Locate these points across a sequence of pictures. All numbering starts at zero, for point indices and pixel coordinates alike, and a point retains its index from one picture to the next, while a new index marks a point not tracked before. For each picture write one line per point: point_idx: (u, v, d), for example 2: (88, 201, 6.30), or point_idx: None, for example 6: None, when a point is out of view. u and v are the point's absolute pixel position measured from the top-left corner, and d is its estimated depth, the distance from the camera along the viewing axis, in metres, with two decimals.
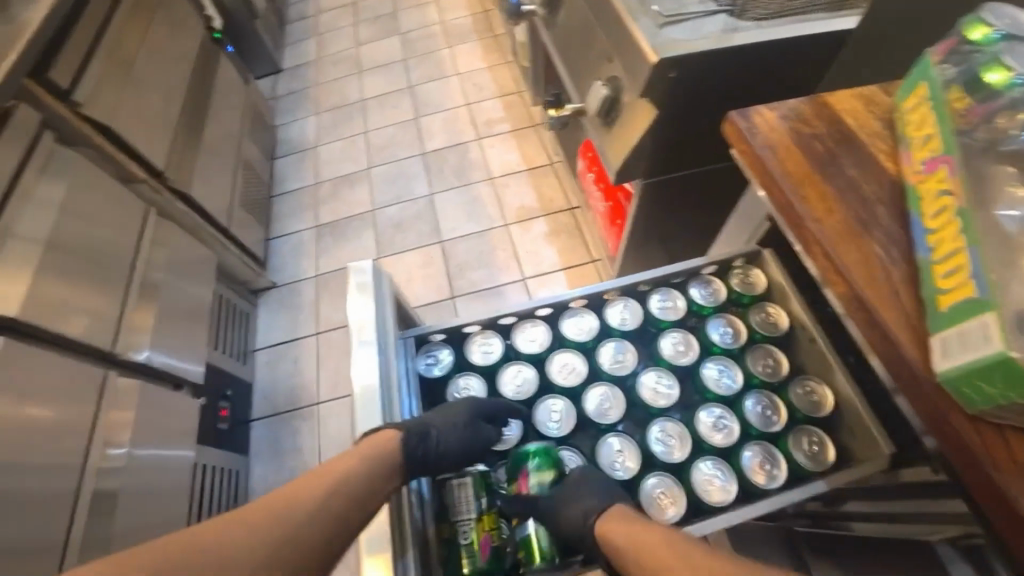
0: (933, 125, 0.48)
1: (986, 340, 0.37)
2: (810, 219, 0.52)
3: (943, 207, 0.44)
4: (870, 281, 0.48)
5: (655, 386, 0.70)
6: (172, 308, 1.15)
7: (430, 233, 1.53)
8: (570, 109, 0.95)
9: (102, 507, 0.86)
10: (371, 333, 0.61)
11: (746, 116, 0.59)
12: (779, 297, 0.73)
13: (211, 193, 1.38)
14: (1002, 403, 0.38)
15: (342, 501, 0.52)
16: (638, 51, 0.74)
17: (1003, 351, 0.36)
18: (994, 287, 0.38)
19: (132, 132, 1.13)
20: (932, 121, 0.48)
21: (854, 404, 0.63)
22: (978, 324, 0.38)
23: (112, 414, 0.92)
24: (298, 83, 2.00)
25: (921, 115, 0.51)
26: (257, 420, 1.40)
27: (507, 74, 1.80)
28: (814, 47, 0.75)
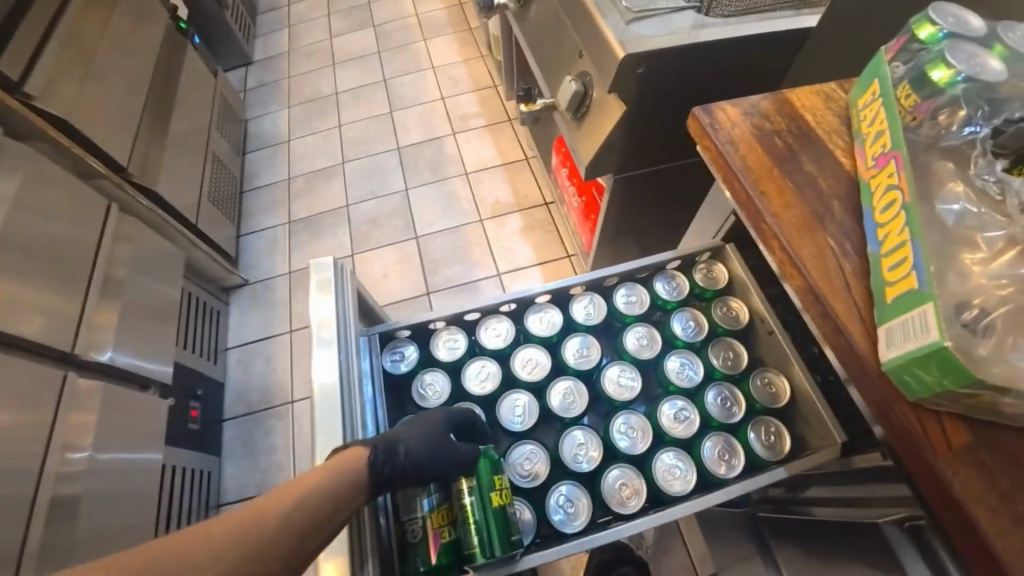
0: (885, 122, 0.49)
1: (925, 329, 0.38)
2: (768, 214, 0.53)
3: (892, 201, 0.45)
4: (823, 274, 0.49)
5: (619, 380, 0.70)
6: (137, 308, 1.12)
7: (405, 228, 1.51)
8: (541, 103, 0.95)
9: (63, 512, 0.83)
10: (331, 330, 0.61)
11: (709, 112, 0.60)
12: (740, 290, 0.74)
13: (178, 189, 1.35)
14: (939, 390, 0.39)
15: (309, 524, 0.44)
16: (606, 46, 0.74)
17: (939, 340, 0.37)
18: (933, 279, 0.40)
19: (92, 126, 1.09)
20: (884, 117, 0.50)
21: (811, 395, 0.65)
22: (916, 314, 0.39)
23: (73, 417, 0.90)
24: (269, 75, 1.96)
25: (874, 111, 0.52)
26: (229, 420, 1.38)
27: (482, 68, 1.78)
28: (777, 45, 0.77)
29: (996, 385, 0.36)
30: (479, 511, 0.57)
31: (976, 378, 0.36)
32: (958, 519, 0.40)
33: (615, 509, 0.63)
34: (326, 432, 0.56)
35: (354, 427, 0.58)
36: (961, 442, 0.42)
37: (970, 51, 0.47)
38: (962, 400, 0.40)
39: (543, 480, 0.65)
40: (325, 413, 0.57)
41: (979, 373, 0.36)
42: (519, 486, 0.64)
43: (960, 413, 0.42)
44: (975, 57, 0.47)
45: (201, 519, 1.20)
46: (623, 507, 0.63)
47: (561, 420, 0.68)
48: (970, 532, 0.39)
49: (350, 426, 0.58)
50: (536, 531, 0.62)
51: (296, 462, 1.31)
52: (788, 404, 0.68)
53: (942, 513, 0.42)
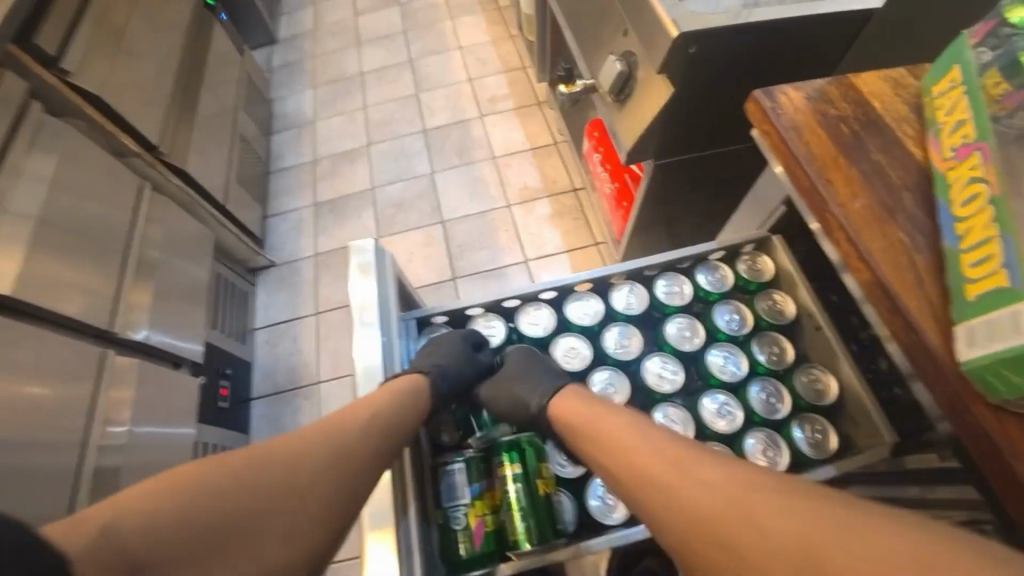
0: (967, 111, 0.47)
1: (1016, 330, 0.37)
2: (835, 205, 0.50)
3: (976, 194, 0.43)
4: (895, 270, 0.47)
5: (660, 372, 0.68)
6: (169, 287, 1.13)
7: (431, 212, 1.50)
8: (581, 85, 0.92)
9: (105, 484, 0.86)
10: (372, 314, 0.60)
11: (771, 96, 0.57)
12: (787, 284, 0.71)
13: (207, 169, 1.35)
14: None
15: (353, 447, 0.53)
16: (657, 24, 0.71)
17: None
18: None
19: (124, 103, 1.09)
20: (966, 106, 0.47)
21: (862, 399, 0.62)
22: (1006, 313, 0.38)
23: (113, 392, 0.91)
24: (294, 55, 1.94)
25: (954, 99, 0.49)
26: (257, 399, 1.40)
27: (511, 49, 1.74)
28: (836, 26, 0.73)
29: None
30: (526, 500, 0.58)
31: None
32: None
33: None
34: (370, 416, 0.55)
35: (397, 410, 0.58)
36: None
37: None
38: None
39: (584, 471, 0.64)
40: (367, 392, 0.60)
41: None
42: (558, 474, 0.64)
43: None
44: None
45: None
46: None
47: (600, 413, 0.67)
48: None
49: None
50: (576, 521, 0.61)
51: None
52: (837, 402, 0.65)
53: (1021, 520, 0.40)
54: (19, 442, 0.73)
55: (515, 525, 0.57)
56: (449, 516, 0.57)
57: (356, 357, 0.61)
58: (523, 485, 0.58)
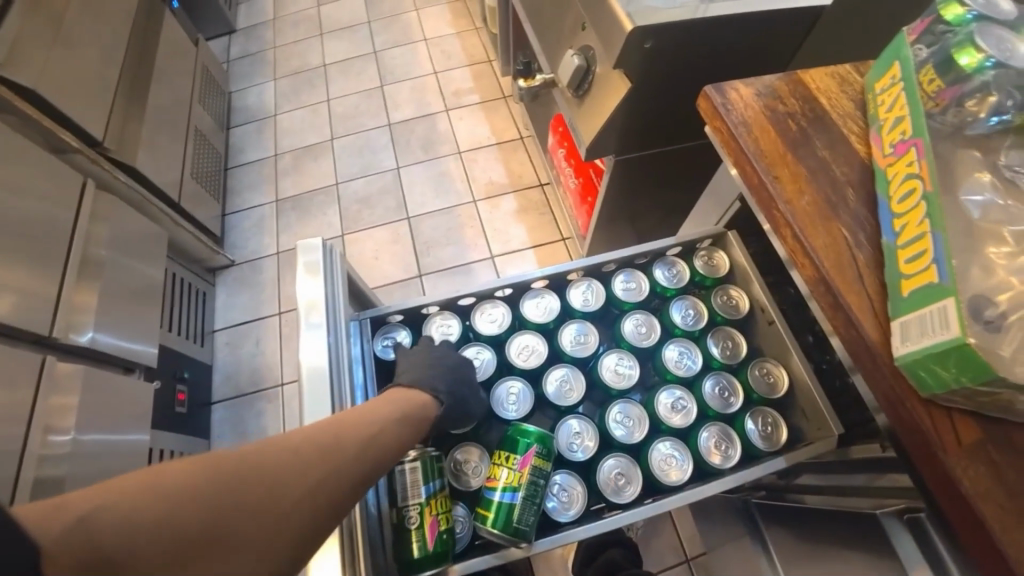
0: (904, 108, 0.47)
1: (945, 325, 0.37)
2: (781, 200, 0.51)
3: (911, 191, 0.43)
4: (836, 265, 0.47)
5: (616, 368, 0.68)
6: (118, 288, 1.09)
7: (396, 208, 1.47)
8: (541, 79, 0.91)
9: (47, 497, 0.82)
10: (320, 314, 0.58)
11: (721, 92, 0.57)
12: (741, 280, 0.72)
13: (159, 164, 1.29)
14: (954, 387, 0.38)
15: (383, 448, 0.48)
16: (612, 18, 0.70)
17: (960, 337, 0.36)
18: (955, 273, 0.38)
19: (64, 96, 1.03)
20: (904, 103, 0.47)
21: (810, 392, 0.63)
22: (936, 309, 0.38)
23: (54, 401, 0.87)
24: (253, 45, 1.87)
25: (894, 96, 0.49)
26: (218, 402, 1.35)
27: (477, 42, 1.72)
28: (788, 23, 0.73)
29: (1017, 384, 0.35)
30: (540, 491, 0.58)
31: (1000, 378, 0.35)
32: (963, 514, 0.40)
33: (609, 497, 0.61)
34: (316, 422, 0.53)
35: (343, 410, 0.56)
36: (971, 439, 0.40)
37: (998, 35, 0.44)
38: (976, 397, 0.39)
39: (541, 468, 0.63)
40: (313, 397, 0.54)
41: (1000, 371, 0.35)
42: None
43: (971, 411, 0.41)
44: (1004, 41, 0.44)
45: None
46: (618, 496, 0.61)
47: (558, 412, 0.66)
48: (979, 528, 0.39)
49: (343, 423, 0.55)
50: None
51: None
52: (786, 395, 0.66)
53: (948, 510, 0.41)
54: None
55: (521, 515, 0.56)
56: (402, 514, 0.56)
57: (300, 359, 0.55)
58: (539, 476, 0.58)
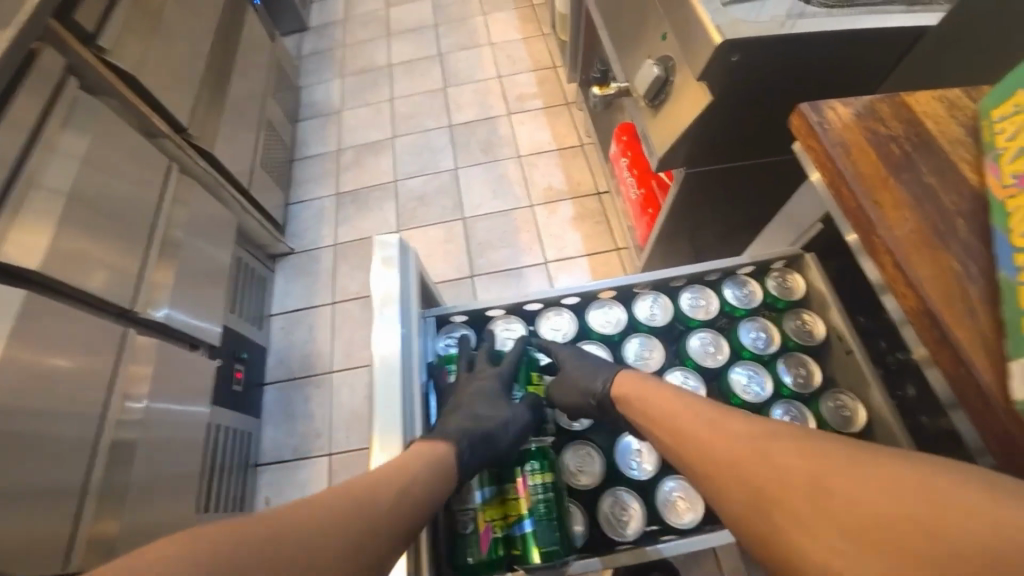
0: None
1: None
2: (883, 228, 0.48)
3: None
4: (946, 300, 0.44)
5: (681, 387, 0.66)
6: (191, 268, 1.14)
7: (452, 208, 1.49)
8: (615, 87, 0.90)
9: (120, 457, 0.87)
10: (394, 306, 0.59)
11: (817, 111, 0.55)
12: (817, 305, 0.69)
13: (234, 153, 1.36)
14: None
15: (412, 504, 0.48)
16: (700, 31, 0.69)
17: None
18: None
19: (157, 85, 1.10)
20: None
21: (891, 427, 0.59)
22: None
23: (130, 368, 0.92)
24: (324, 43, 1.94)
25: (1017, 124, 0.46)
26: (270, 384, 1.41)
27: (543, 48, 1.72)
28: (887, 43, 0.70)
29: None
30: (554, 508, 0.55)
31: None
32: None
33: (670, 521, 0.59)
34: (387, 414, 0.54)
35: (411, 406, 0.57)
36: None
37: None
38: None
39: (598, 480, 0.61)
40: (385, 387, 0.55)
41: None
42: (570, 487, 0.61)
43: None
44: None
45: (240, 476, 1.24)
46: (679, 521, 0.59)
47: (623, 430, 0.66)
48: None
49: (408, 427, 0.55)
50: (585, 535, 0.59)
51: (332, 430, 1.33)
52: (863, 431, 0.63)
53: None
54: (42, 412, 0.74)
55: (545, 537, 0.54)
56: (457, 518, 0.55)
57: (372, 348, 0.56)
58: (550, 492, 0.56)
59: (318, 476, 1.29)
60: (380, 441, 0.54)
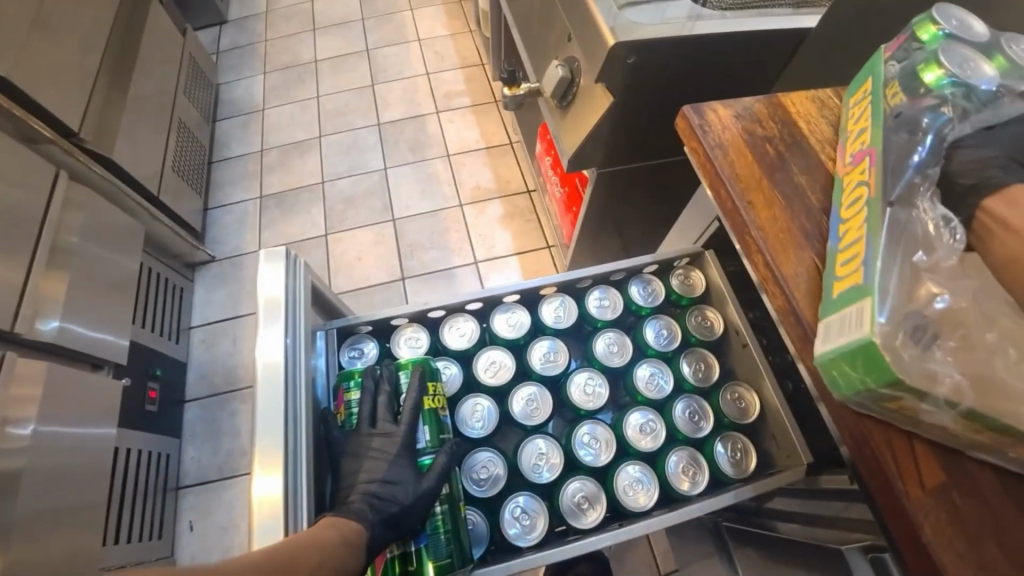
0: (869, 119, 0.48)
1: (859, 322, 0.38)
2: (754, 228, 0.49)
3: (859, 197, 0.45)
4: (807, 296, 0.46)
5: (586, 387, 0.66)
6: (88, 280, 1.06)
7: (381, 210, 1.45)
8: (525, 88, 0.89)
9: (3, 490, 0.78)
10: (281, 311, 0.56)
11: (699, 112, 0.56)
12: (716, 300, 0.71)
13: (139, 157, 1.27)
14: (862, 388, 0.39)
15: None
16: (596, 32, 0.69)
17: (869, 335, 0.36)
18: (880, 273, 0.38)
19: (38, 82, 1.01)
20: (869, 114, 0.48)
21: (782, 417, 0.62)
22: (854, 308, 0.39)
23: (11, 392, 0.84)
24: (243, 38, 1.84)
25: (862, 109, 0.50)
26: (191, 401, 1.33)
27: (471, 44, 1.70)
28: (774, 44, 0.73)
29: (915, 390, 0.36)
30: (451, 519, 0.54)
31: (898, 378, 0.36)
32: (924, 561, 0.39)
33: (573, 522, 0.59)
34: (269, 425, 0.50)
35: (296, 414, 0.53)
36: (934, 481, 0.40)
37: (965, 56, 0.44)
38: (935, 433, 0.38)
39: (502, 487, 0.61)
40: (269, 400, 0.52)
41: (898, 373, 0.36)
42: (474, 495, 0.60)
43: (934, 447, 0.40)
44: (969, 61, 0.43)
45: (157, 502, 1.16)
46: (581, 522, 0.59)
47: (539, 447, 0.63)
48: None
49: (295, 446, 0.51)
50: (488, 541, 0.59)
51: None
52: (757, 420, 0.65)
53: (905, 548, 0.40)
54: None
55: (442, 549, 0.53)
56: None
57: (257, 355, 0.53)
58: (449, 505, 0.55)
59: (245, 495, 1.23)
60: (260, 462, 0.49)
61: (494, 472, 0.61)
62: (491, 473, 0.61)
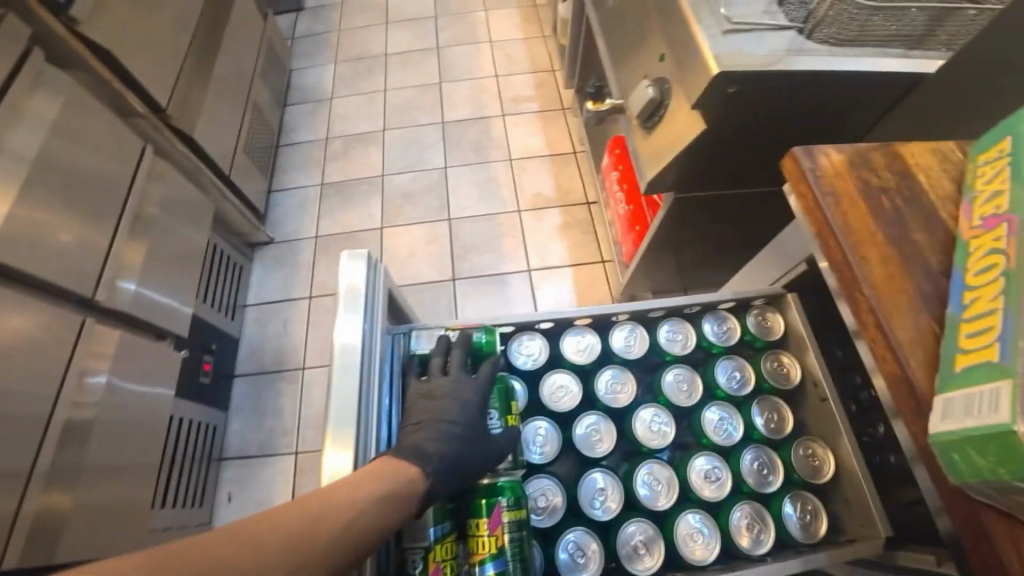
0: (1007, 182, 0.45)
1: (994, 407, 0.34)
2: (867, 286, 0.46)
3: (992, 267, 0.42)
4: (924, 366, 0.43)
5: (650, 424, 0.64)
6: (162, 251, 1.10)
7: (439, 209, 1.46)
8: (610, 104, 0.87)
9: (75, 441, 0.83)
10: (360, 300, 0.57)
11: (811, 156, 0.53)
12: (795, 347, 0.68)
13: (216, 135, 1.31)
14: (993, 479, 0.35)
15: (355, 535, 0.44)
16: (697, 56, 0.67)
17: (1010, 423, 0.33)
18: (1019, 354, 0.35)
19: (136, 60, 1.06)
20: (1006, 177, 0.45)
21: (858, 480, 0.59)
22: (988, 391, 0.35)
23: (90, 351, 0.88)
24: (319, 26, 1.88)
25: (998, 169, 0.47)
26: (239, 377, 1.37)
27: (542, 49, 1.69)
28: (885, 85, 0.69)
29: None
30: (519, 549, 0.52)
31: None
32: None
33: (629, 565, 0.57)
34: (340, 420, 0.50)
35: (367, 414, 0.53)
36: None
37: None
38: None
39: (559, 517, 0.60)
40: (343, 380, 0.52)
41: None
42: None
43: None
44: None
45: (201, 472, 1.20)
46: (638, 566, 0.57)
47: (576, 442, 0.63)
48: None
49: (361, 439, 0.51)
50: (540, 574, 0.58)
51: (300, 427, 1.30)
52: (830, 482, 0.62)
53: None
54: None
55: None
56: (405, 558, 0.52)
57: (334, 339, 0.54)
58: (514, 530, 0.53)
59: (282, 474, 1.26)
60: (331, 438, 0.50)
61: (552, 501, 0.61)
62: (548, 500, 0.61)
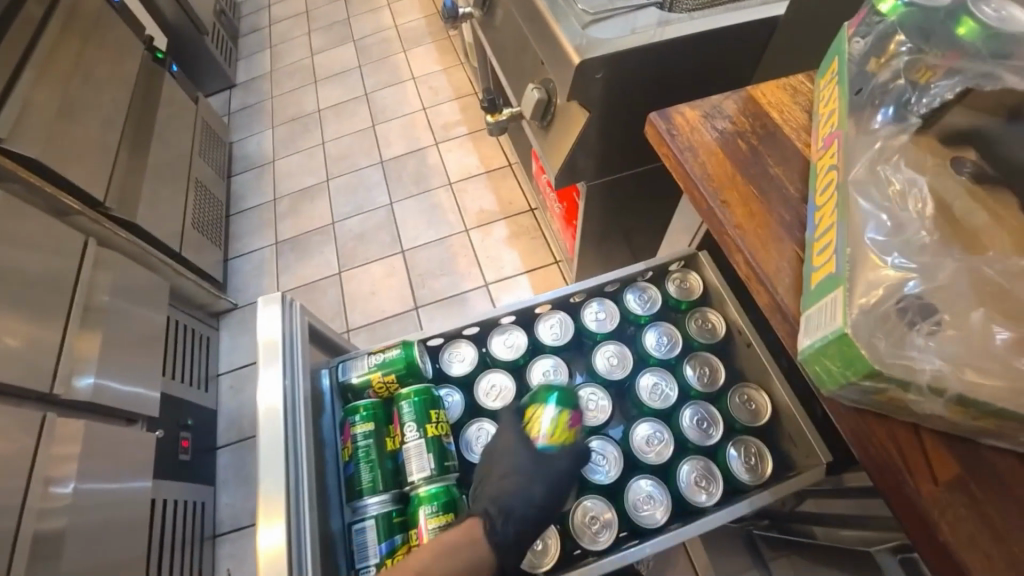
0: (836, 102, 0.49)
1: (833, 316, 0.37)
2: (731, 226, 0.49)
3: (829, 183, 0.44)
4: (790, 288, 0.45)
5: (589, 404, 0.65)
6: (119, 337, 1.12)
7: (390, 244, 1.49)
8: (508, 112, 0.90)
9: (47, 544, 0.83)
10: (277, 351, 0.59)
11: (666, 118, 0.57)
12: (717, 301, 0.70)
13: (161, 218, 1.34)
14: (845, 383, 0.38)
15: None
16: (562, 51, 0.71)
17: (841, 327, 0.36)
18: (850, 261, 0.38)
19: (66, 162, 1.10)
20: (836, 97, 0.49)
21: (795, 417, 0.60)
22: (830, 300, 0.38)
23: (54, 450, 0.89)
24: (252, 97, 1.95)
25: (831, 91, 0.51)
26: (223, 447, 1.37)
27: (463, 76, 1.76)
28: (746, 38, 0.73)
29: (897, 380, 0.35)
30: None
31: (874, 369, 0.35)
32: (944, 560, 0.36)
33: (586, 544, 0.58)
34: (270, 467, 0.52)
35: (299, 455, 0.55)
36: (949, 476, 0.38)
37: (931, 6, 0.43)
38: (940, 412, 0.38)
39: None
40: (269, 432, 0.54)
41: (874, 363, 0.35)
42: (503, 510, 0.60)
43: (941, 438, 0.39)
44: None
45: (195, 550, 1.19)
46: (595, 543, 0.58)
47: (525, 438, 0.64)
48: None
49: (295, 490, 0.52)
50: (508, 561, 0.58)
51: None
52: (770, 422, 0.63)
53: (925, 551, 0.38)
54: None
55: None
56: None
57: (259, 400, 0.56)
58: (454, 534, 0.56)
59: None
60: (263, 511, 0.50)
61: None
62: None
